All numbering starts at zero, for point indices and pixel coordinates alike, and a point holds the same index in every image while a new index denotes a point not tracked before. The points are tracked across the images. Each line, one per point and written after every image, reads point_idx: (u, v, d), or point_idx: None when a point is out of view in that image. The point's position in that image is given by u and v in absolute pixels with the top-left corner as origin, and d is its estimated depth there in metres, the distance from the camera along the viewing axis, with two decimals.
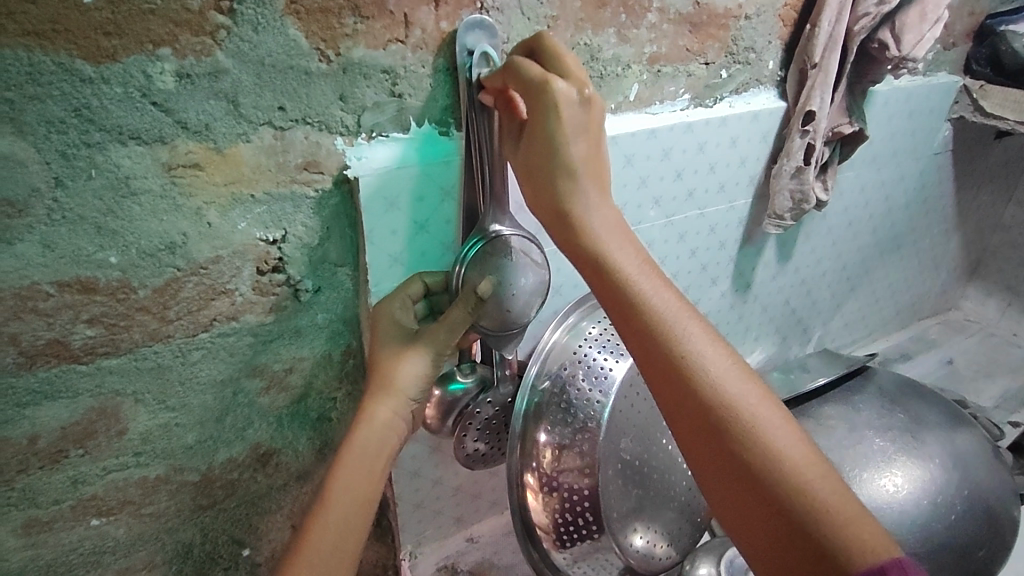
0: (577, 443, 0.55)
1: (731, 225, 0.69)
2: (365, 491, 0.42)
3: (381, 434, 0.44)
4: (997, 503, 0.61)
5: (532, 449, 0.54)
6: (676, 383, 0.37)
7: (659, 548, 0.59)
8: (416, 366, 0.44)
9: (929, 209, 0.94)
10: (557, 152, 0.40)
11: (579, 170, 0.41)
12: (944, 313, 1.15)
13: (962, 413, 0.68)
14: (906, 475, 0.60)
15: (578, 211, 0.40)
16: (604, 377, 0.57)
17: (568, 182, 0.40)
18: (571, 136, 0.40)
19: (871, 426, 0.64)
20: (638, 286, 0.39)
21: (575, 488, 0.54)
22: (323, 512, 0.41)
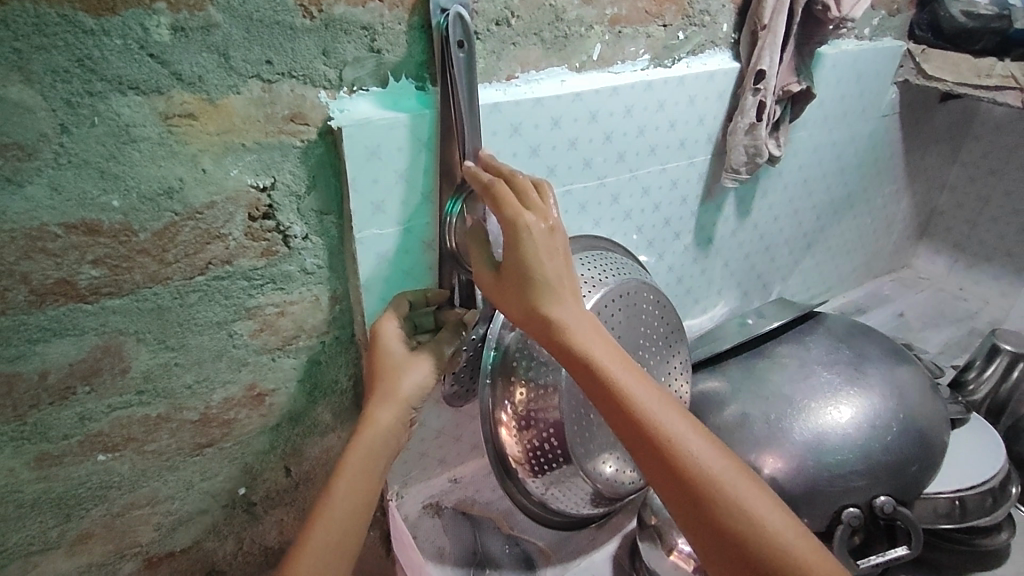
0: (545, 375, 0.59)
1: (692, 181, 0.74)
2: (363, 494, 0.48)
3: (381, 437, 0.50)
4: (935, 430, 0.67)
5: (505, 383, 0.59)
6: (663, 466, 0.43)
7: (624, 474, 0.64)
8: (415, 375, 0.51)
9: (879, 169, 1.00)
10: (539, 270, 0.47)
11: (558, 285, 0.47)
12: (898, 271, 1.22)
13: (903, 350, 0.74)
14: (849, 405, 0.65)
15: (565, 322, 0.46)
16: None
17: (552, 297, 0.47)
18: (547, 258, 0.47)
19: (820, 362, 0.70)
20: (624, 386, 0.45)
21: (546, 418, 0.59)
22: (328, 506, 0.46)
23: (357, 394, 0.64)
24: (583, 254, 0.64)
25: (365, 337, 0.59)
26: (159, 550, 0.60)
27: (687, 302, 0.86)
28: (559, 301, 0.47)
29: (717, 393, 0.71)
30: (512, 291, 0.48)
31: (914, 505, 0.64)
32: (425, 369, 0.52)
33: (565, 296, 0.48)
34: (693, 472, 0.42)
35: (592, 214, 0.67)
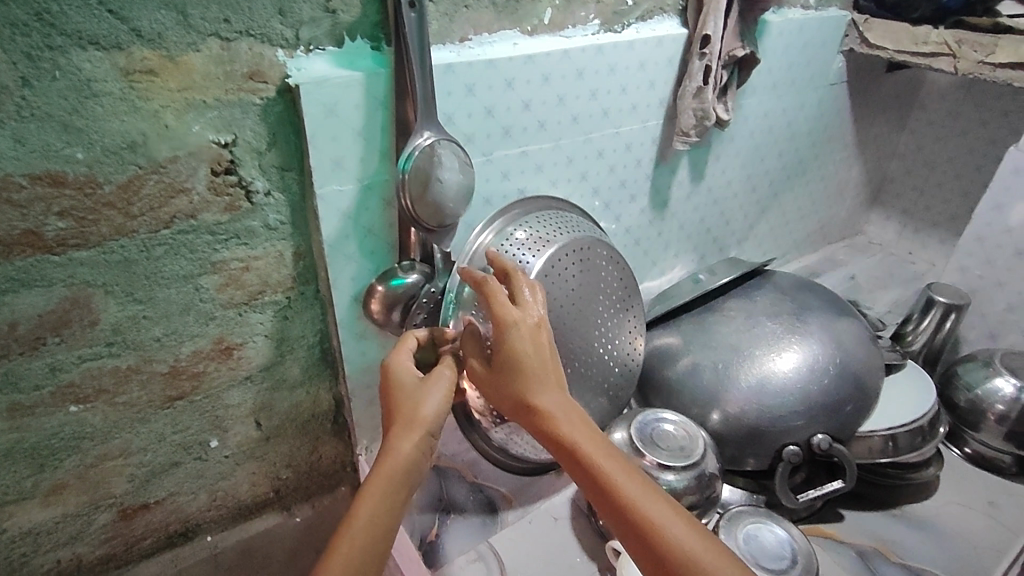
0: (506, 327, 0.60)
1: (646, 144, 0.77)
2: (385, 526, 0.44)
3: (403, 468, 0.46)
4: (872, 377, 0.71)
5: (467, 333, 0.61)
6: (643, 546, 0.43)
7: None
8: (432, 401, 0.50)
9: (829, 136, 1.05)
10: (524, 361, 0.51)
11: (544, 375, 0.51)
12: (851, 237, 1.27)
13: (845, 304, 0.79)
14: (790, 353, 0.69)
15: (549, 409, 0.50)
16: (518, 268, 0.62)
17: (538, 386, 0.51)
18: (531, 349, 0.51)
19: (765, 314, 0.74)
20: (606, 471, 0.46)
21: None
22: (348, 535, 0.42)
23: (323, 350, 0.66)
24: (539, 213, 0.67)
25: (329, 292, 0.61)
26: (134, 501, 0.62)
27: (646, 264, 0.89)
28: (544, 389, 0.51)
29: (671, 345, 0.75)
30: (503, 383, 0.52)
31: (851, 444, 0.69)
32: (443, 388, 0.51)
33: (551, 385, 0.51)
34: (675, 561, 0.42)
35: (549, 175, 0.70)
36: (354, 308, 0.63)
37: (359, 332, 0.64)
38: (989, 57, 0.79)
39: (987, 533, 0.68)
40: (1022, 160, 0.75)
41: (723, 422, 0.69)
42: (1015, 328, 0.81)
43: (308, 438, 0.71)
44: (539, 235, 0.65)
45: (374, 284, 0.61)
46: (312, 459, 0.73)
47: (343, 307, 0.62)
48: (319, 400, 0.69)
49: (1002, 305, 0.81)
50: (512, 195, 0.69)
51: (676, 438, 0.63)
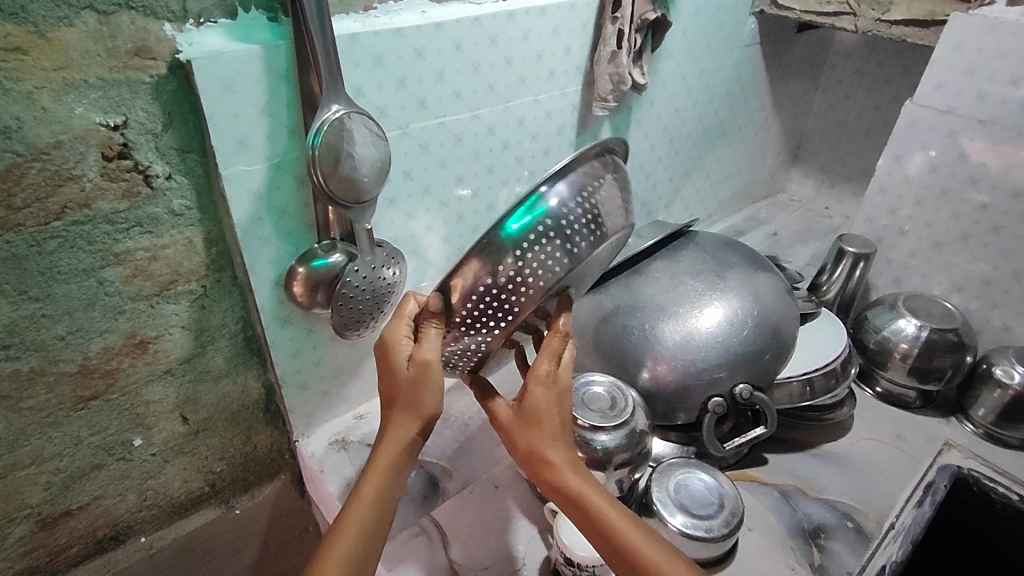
0: (542, 282, 0.47)
1: (566, 111, 0.77)
2: (377, 520, 0.48)
3: (396, 460, 0.50)
4: (789, 326, 0.75)
5: (490, 262, 0.47)
6: None
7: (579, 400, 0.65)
8: (432, 382, 0.49)
9: (747, 98, 1.08)
10: (545, 415, 0.51)
11: (560, 429, 0.52)
12: (772, 195, 1.32)
13: (764, 260, 0.82)
14: (713, 310, 0.72)
15: (560, 461, 0.50)
16: (578, 244, 0.48)
17: (553, 438, 0.51)
18: (553, 402, 0.51)
19: (688, 272, 0.76)
20: (609, 517, 0.48)
21: (505, 314, 0.49)
22: (348, 526, 0.46)
23: (248, 337, 0.64)
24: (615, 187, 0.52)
25: (247, 277, 0.59)
26: (54, 509, 0.60)
27: None
28: (558, 442, 0.51)
29: (600, 307, 0.76)
30: (520, 431, 0.52)
31: (773, 390, 0.73)
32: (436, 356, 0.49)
33: (566, 439, 0.52)
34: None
35: (469, 146, 0.70)
36: (276, 292, 0.61)
37: (284, 316, 0.63)
38: (885, 15, 0.83)
39: (893, 462, 0.74)
40: (917, 114, 0.79)
41: (653, 380, 0.71)
42: (916, 272, 0.86)
43: (241, 429, 0.69)
44: (609, 209, 0.50)
45: (294, 265, 0.60)
46: (246, 450, 0.71)
47: (264, 292, 0.60)
48: (247, 390, 0.67)
49: (905, 251, 0.86)
50: (433, 168, 0.68)
51: (607, 398, 0.65)
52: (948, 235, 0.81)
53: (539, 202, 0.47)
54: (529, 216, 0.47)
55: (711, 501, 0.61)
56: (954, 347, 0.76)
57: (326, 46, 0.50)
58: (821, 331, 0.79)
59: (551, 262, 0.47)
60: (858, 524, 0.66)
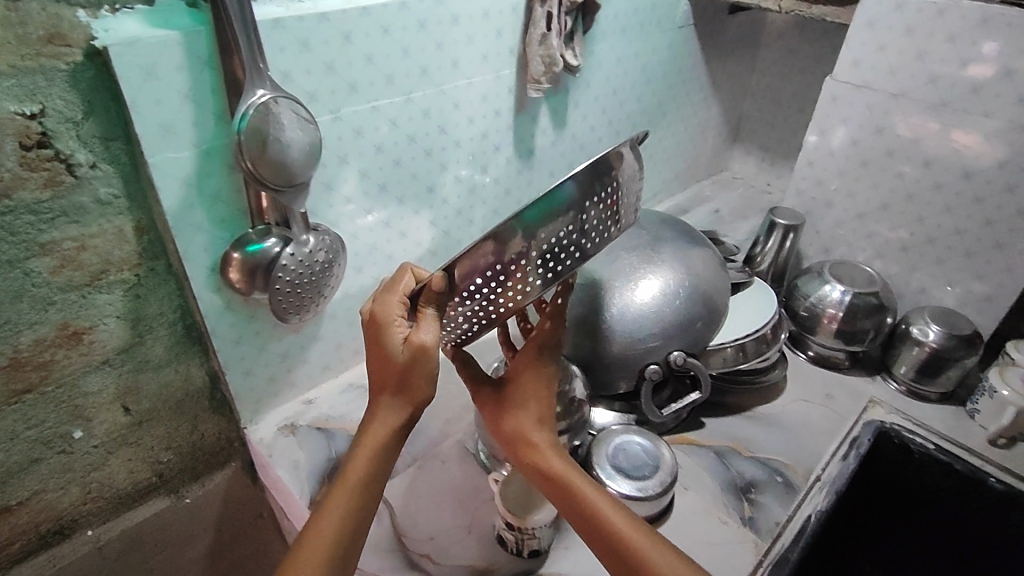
0: (550, 274, 0.48)
1: (501, 93, 0.79)
2: (364, 497, 0.47)
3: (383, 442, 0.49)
4: (721, 295, 0.78)
5: (503, 251, 0.47)
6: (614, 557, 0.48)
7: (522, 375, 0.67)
8: (423, 364, 0.48)
9: (684, 79, 1.11)
10: (528, 399, 0.56)
11: (542, 414, 0.56)
12: (716, 174, 1.36)
13: (698, 234, 0.85)
14: (650, 281, 0.74)
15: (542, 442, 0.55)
16: (589, 241, 0.48)
17: (535, 422, 0.56)
18: (541, 384, 0.56)
19: (624, 247, 0.77)
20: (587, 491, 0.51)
21: (507, 301, 0.50)
22: (335, 500, 0.47)
23: (188, 326, 0.64)
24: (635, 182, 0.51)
25: (182, 265, 0.59)
26: None
27: None
28: (541, 425, 0.56)
29: None
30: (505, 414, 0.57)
31: (708, 357, 0.76)
32: (432, 339, 0.48)
33: (548, 424, 0.56)
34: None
35: (404, 130, 0.71)
36: (212, 280, 0.61)
37: (223, 304, 0.63)
38: None
39: (822, 420, 0.78)
40: (836, 89, 0.83)
41: (594, 353, 0.73)
42: (843, 242, 0.90)
43: (187, 418, 0.70)
44: (624, 201, 0.50)
45: (229, 252, 0.60)
46: (193, 439, 0.71)
47: (200, 279, 0.60)
48: (191, 379, 0.68)
49: (831, 222, 0.91)
50: (369, 152, 0.69)
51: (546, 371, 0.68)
52: (869, 205, 0.85)
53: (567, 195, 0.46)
54: (552, 208, 0.46)
55: (649, 464, 0.64)
56: (874, 310, 0.80)
57: (247, 30, 0.51)
58: (752, 300, 0.83)
59: (565, 248, 0.48)
60: (787, 478, 0.70)
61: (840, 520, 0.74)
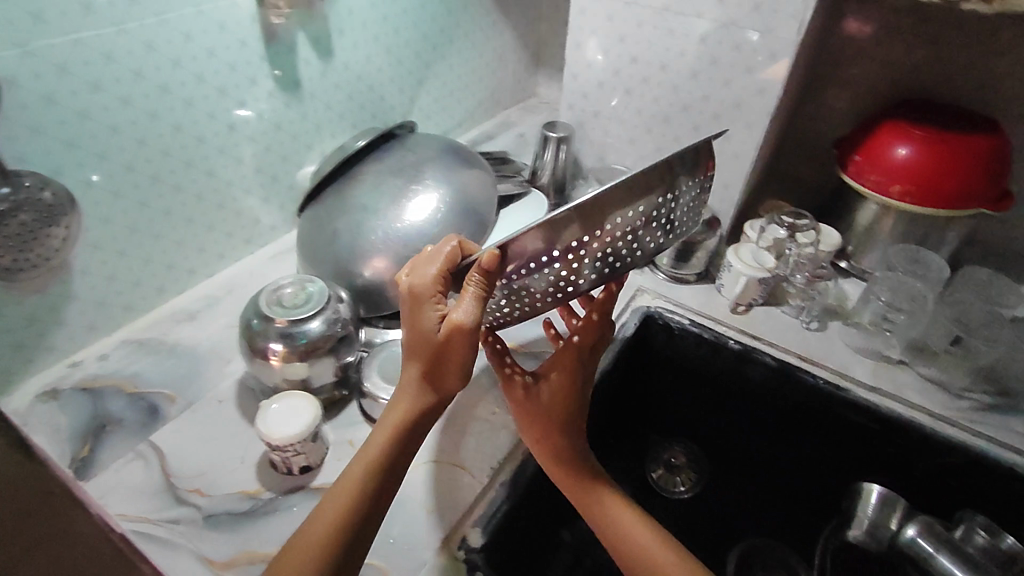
0: (607, 265, 0.51)
1: (244, 22, 0.75)
2: (382, 480, 0.49)
3: (407, 420, 0.50)
4: (486, 208, 0.82)
5: (555, 242, 0.46)
6: (620, 544, 0.56)
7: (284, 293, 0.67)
8: (460, 354, 0.47)
9: (466, 3, 1.11)
10: (559, 397, 0.60)
11: (568, 412, 0.60)
12: (523, 101, 1.40)
13: (473, 155, 0.88)
14: (425, 196, 0.77)
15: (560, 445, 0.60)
16: (665, 229, 0.52)
17: (563, 422, 0.60)
18: (576, 384, 0.61)
19: (390, 173, 0.79)
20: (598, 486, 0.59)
21: (562, 282, 0.52)
22: (353, 474, 0.48)
23: None
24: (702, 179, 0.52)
25: None
26: None
27: (300, 148, 0.91)
28: (568, 422, 0.60)
29: (317, 214, 0.80)
30: (532, 412, 0.61)
31: None
32: (465, 320, 0.46)
33: (572, 423, 0.61)
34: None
35: (127, 65, 0.66)
36: None
37: None
38: None
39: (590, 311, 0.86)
40: (582, 2, 0.87)
41: (375, 276, 0.75)
42: (611, 149, 0.97)
43: None
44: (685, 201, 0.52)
45: None
46: None
47: None
48: None
49: (599, 131, 0.97)
50: (84, 90, 0.64)
51: (305, 292, 0.66)
52: (626, 111, 0.92)
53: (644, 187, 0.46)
54: (629, 198, 0.46)
55: None
56: None
57: None
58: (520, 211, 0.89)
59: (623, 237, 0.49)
60: None
61: (628, 379, 0.85)
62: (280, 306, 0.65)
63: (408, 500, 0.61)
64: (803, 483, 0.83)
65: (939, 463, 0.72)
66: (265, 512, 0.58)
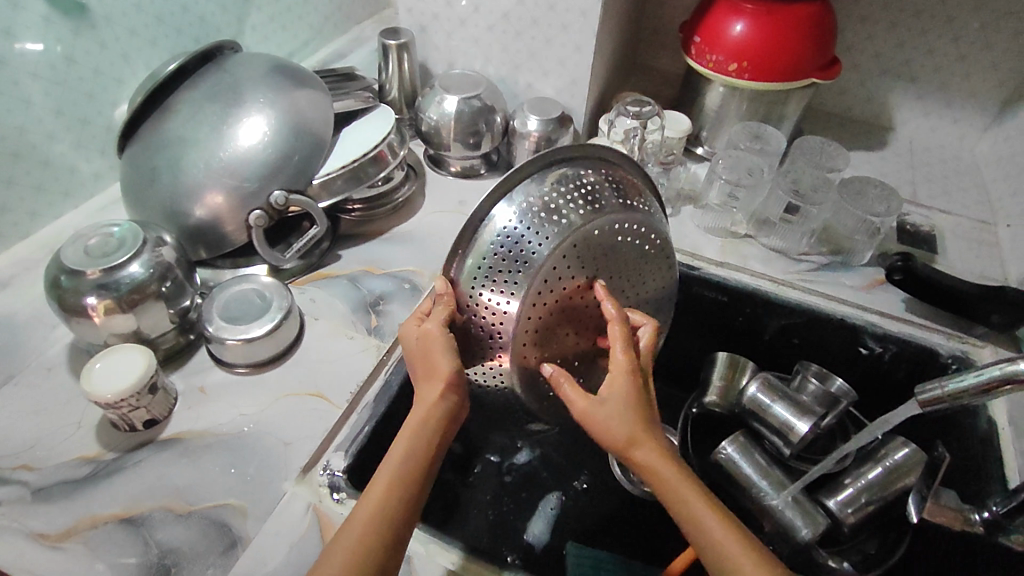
0: (575, 279, 0.56)
1: None
2: (391, 499, 0.47)
3: (416, 432, 0.51)
4: (325, 125, 0.75)
5: (500, 258, 0.55)
6: (701, 533, 0.46)
7: (92, 240, 0.61)
8: (443, 351, 0.52)
9: None
10: (630, 395, 0.50)
11: (638, 402, 0.50)
12: (379, 12, 1.30)
13: (301, 66, 0.78)
14: (252, 120, 0.69)
15: (634, 446, 0.49)
16: (605, 202, 0.57)
17: (629, 415, 0.49)
18: (637, 377, 0.51)
19: (205, 97, 0.69)
20: (668, 475, 0.48)
21: (528, 260, 0.54)
22: (365, 494, 0.48)
23: None
24: (622, 183, 0.61)
25: None
26: None
27: (108, 84, 0.79)
28: (641, 419, 0.50)
29: (131, 153, 0.70)
30: (600, 421, 0.49)
31: (333, 187, 0.75)
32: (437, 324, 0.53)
33: (642, 416, 0.50)
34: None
35: None
36: None
37: None
38: None
39: (452, 222, 0.84)
40: None
41: (210, 214, 0.69)
42: (460, 52, 0.92)
43: None
44: (616, 196, 0.59)
45: None
46: None
47: None
48: None
49: (446, 35, 0.92)
50: None
51: (115, 238, 0.61)
52: (469, 10, 0.87)
53: (549, 190, 0.56)
54: (546, 203, 0.55)
55: (256, 307, 0.65)
56: (481, 111, 0.84)
57: None
58: (369, 119, 0.81)
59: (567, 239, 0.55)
60: (414, 282, 0.76)
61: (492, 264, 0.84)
62: (85, 255, 0.59)
63: (267, 434, 0.60)
64: (675, 363, 0.92)
65: (783, 324, 0.82)
66: (109, 474, 0.55)
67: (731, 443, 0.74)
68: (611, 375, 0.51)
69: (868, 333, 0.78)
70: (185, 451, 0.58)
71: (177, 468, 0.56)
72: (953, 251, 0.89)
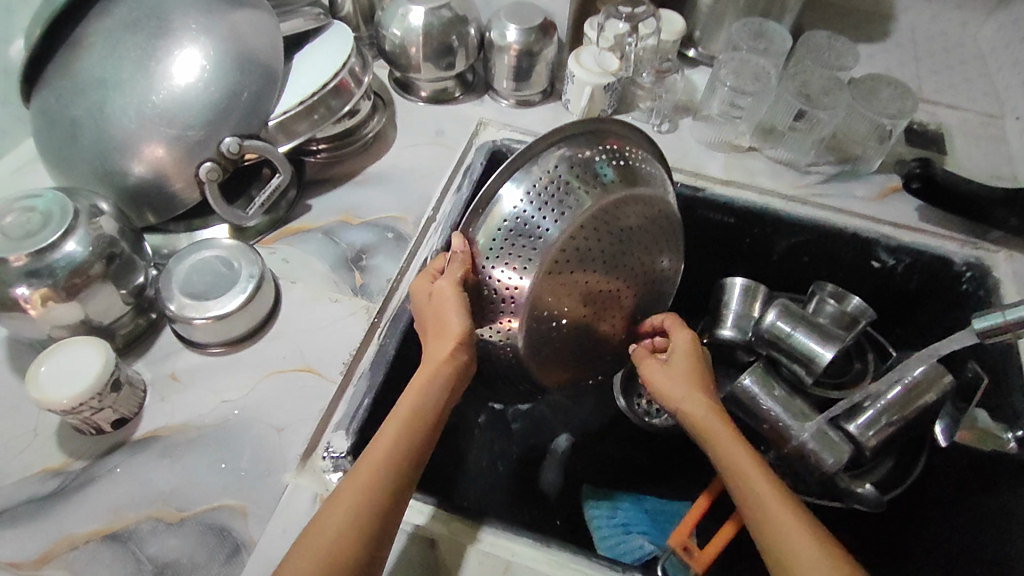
0: (591, 261, 0.53)
1: None
2: (391, 456, 0.46)
3: (424, 386, 0.49)
4: (275, 50, 0.63)
5: (512, 236, 0.52)
6: (732, 470, 0.50)
7: (10, 217, 0.51)
8: (453, 306, 0.50)
9: None
10: (689, 366, 0.57)
11: (695, 371, 0.57)
12: None
13: None
14: (186, 54, 0.57)
15: (686, 398, 0.55)
16: (613, 175, 0.53)
17: (686, 379, 0.56)
18: (699, 357, 0.58)
19: (122, 25, 0.57)
20: (712, 425, 0.53)
21: (536, 244, 0.51)
22: (368, 451, 0.47)
23: None
24: (634, 158, 0.56)
25: None
26: None
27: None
28: (700, 382, 0.56)
29: (41, 102, 0.58)
30: (661, 378, 0.57)
31: (297, 128, 0.65)
32: (449, 283, 0.51)
33: (700, 381, 0.56)
34: (801, 571, 0.45)
35: None
36: None
37: None
38: None
39: (432, 156, 0.75)
40: None
41: (151, 170, 0.58)
42: None
43: None
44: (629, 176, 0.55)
45: None
46: None
47: None
48: None
49: None
50: None
51: (39, 214, 0.50)
52: None
53: (561, 170, 0.52)
54: (560, 186, 0.51)
55: (224, 276, 0.57)
56: (453, 23, 0.73)
57: None
58: (325, 39, 0.69)
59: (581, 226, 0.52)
60: (397, 230, 0.68)
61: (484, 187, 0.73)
62: (5, 238, 0.49)
63: (255, 421, 0.53)
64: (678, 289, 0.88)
65: (792, 242, 0.78)
66: (82, 485, 0.49)
67: (750, 376, 0.70)
68: (675, 351, 0.58)
69: (880, 246, 0.74)
70: (165, 450, 0.51)
71: (160, 471, 0.50)
72: (964, 150, 0.84)
